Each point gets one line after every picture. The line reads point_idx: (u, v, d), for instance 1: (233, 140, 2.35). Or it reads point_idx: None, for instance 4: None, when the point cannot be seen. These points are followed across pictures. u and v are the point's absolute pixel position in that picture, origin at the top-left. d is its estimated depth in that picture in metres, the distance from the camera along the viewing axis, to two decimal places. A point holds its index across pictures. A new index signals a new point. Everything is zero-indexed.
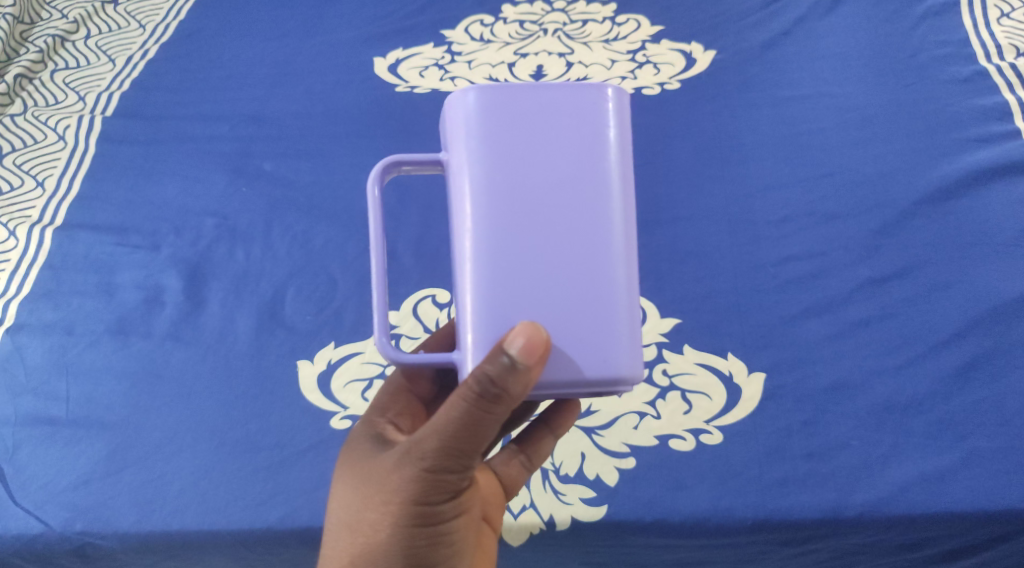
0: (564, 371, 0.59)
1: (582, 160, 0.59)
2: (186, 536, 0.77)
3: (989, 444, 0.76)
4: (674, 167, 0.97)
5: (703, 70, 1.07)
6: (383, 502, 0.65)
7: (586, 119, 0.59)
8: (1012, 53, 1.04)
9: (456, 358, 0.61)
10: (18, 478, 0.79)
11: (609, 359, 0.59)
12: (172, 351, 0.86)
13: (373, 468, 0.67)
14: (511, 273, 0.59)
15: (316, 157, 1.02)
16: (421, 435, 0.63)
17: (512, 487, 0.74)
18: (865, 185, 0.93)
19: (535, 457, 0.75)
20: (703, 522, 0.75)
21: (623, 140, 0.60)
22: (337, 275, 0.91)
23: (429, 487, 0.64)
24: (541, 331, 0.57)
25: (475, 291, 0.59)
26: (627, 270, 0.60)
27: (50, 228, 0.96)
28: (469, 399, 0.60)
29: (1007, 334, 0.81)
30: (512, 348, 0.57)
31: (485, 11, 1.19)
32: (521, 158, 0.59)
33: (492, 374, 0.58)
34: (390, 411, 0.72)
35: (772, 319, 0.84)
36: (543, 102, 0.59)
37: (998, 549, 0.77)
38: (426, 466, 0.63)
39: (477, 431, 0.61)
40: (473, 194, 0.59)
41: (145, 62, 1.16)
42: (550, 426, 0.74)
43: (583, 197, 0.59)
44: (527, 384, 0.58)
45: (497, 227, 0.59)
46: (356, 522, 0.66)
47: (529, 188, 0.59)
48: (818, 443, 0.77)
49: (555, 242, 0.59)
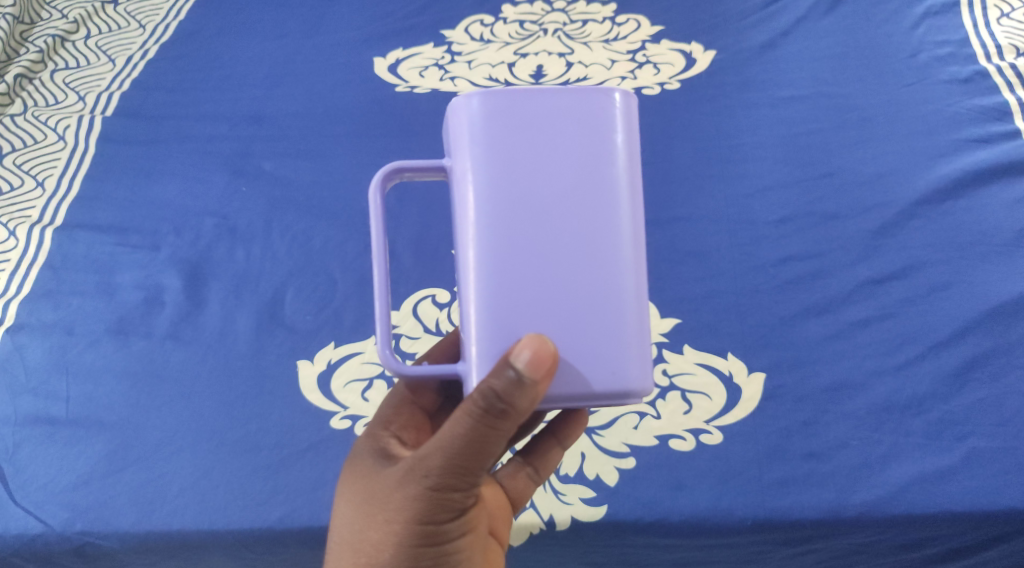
0: (571, 385, 0.59)
1: (589, 165, 0.59)
2: (187, 535, 0.77)
3: (989, 444, 0.76)
4: (673, 168, 0.97)
5: (703, 70, 1.07)
6: (387, 521, 0.65)
7: (593, 123, 0.59)
8: (1013, 53, 1.04)
9: (461, 370, 0.61)
10: (18, 478, 0.79)
11: (618, 371, 0.59)
12: (172, 351, 0.86)
13: (376, 485, 0.67)
14: (517, 283, 0.59)
15: (316, 157, 1.02)
16: (426, 452, 0.63)
17: (519, 500, 0.74)
18: (864, 185, 0.93)
19: (542, 469, 0.75)
20: (702, 522, 0.75)
21: (631, 145, 0.60)
22: (338, 275, 0.91)
23: (434, 505, 0.64)
24: (547, 344, 0.57)
25: (480, 300, 0.59)
26: (635, 278, 0.60)
27: (50, 228, 0.96)
28: (474, 415, 0.60)
29: (1006, 334, 0.81)
30: (518, 361, 0.57)
31: (485, 11, 1.19)
32: (526, 164, 0.59)
33: (498, 389, 0.58)
34: (393, 424, 0.72)
35: (772, 319, 0.84)
36: (548, 107, 0.59)
37: (997, 549, 0.77)
38: (431, 484, 0.63)
39: (483, 447, 0.62)
40: (477, 201, 0.59)
41: (145, 62, 1.16)
42: (558, 436, 0.75)
43: (589, 203, 0.59)
44: (534, 399, 0.58)
45: (501, 234, 0.59)
46: (358, 541, 0.66)
47: (534, 196, 0.59)
48: (817, 443, 0.77)
49: (561, 249, 0.59)
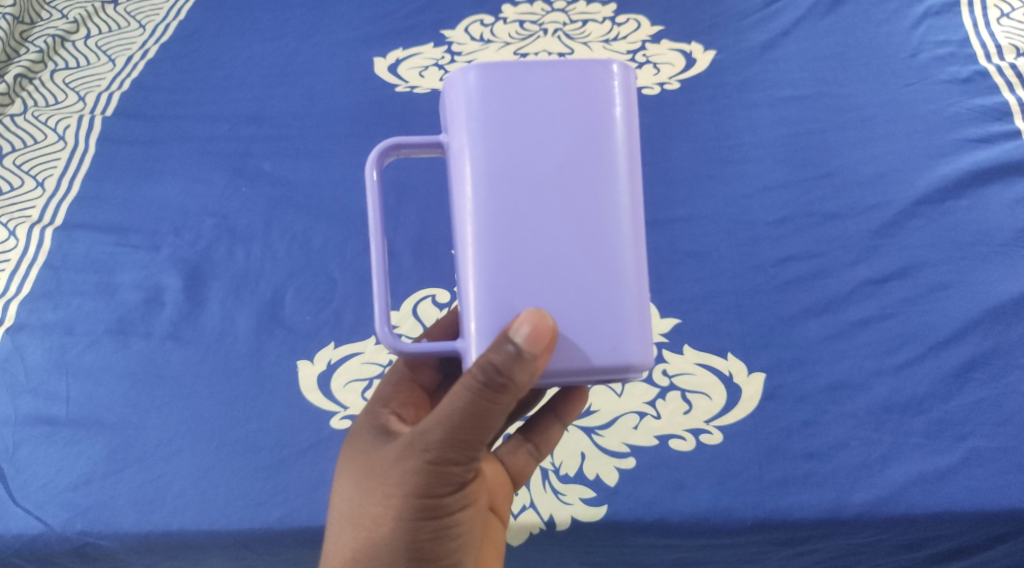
0: (571, 359, 0.59)
1: (587, 140, 0.59)
2: (186, 535, 0.77)
3: (989, 444, 0.76)
4: (673, 168, 0.97)
5: (703, 70, 1.07)
6: (386, 496, 0.65)
7: (592, 96, 0.59)
8: (1013, 53, 1.04)
9: (461, 347, 0.62)
10: (18, 478, 0.80)
11: (617, 345, 0.59)
12: (172, 351, 0.86)
13: (376, 460, 0.67)
14: (515, 259, 0.59)
15: (315, 156, 1.02)
16: (425, 427, 0.63)
17: (519, 477, 0.75)
18: (864, 185, 0.93)
19: (542, 447, 0.75)
20: (702, 522, 0.75)
21: (629, 120, 0.60)
22: (337, 274, 0.91)
23: (434, 479, 0.64)
24: (547, 319, 0.58)
25: (478, 277, 0.59)
26: (634, 251, 0.60)
27: (50, 228, 0.96)
28: (473, 389, 0.60)
29: (1006, 334, 0.81)
30: (518, 336, 0.57)
31: (485, 11, 1.19)
32: (523, 138, 0.59)
33: (498, 363, 0.58)
34: (393, 402, 0.72)
35: (772, 319, 0.84)
36: (545, 81, 0.59)
37: (997, 549, 0.77)
38: (430, 458, 0.63)
39: (483, 421, 0.61)
40: (475, 176, 0.59)
41: (145, 62, 1.16)
42: (558, 414, 0.75)
43: (588, 177, 0.59)
44: (533, 373, 0.58)
45: (499, 210, 0.59)
46: (358, 516, 0.67)
47: (532, 170, 0.59)
48: (817, 444, 0.77)
49: (560, 225, 0.59)
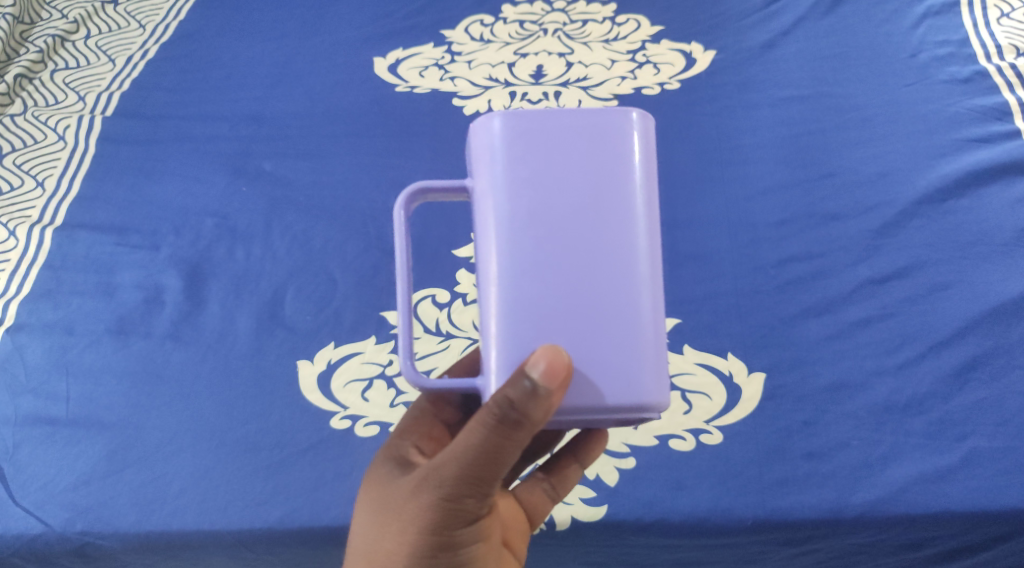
0: (588, 397, 0.58)
1: (610, 176, 0.59)
2: (186, 535, 0.77)
3: (989, 444, 0.76)
4: (673, 167, 0.97)
5: (703, 70, 1.07)
6: (401, 531, 0.65)
7: (612, 134, 0.59)
8: (1013, 53, 1.04)
9: (479, 380, 0.61)
10: (17, 478, 0.79)
11: (635, 386, 0.59)
12: (171, 351, 0.86)
13: (391, 494, 0.67)
14: (533, 298, 0.59)
15: (316, 157, 1.02)
16: (440, 462, 0.63)
17: (536, 516, 0.73)
18: (865, 185, 0.93)
19: (561, 485, 0.74)
20: (702, 522, 0.75)
21: (648, 155, 0.60)
22: (338, 275, 0.91)
23: (447, 516, 0.64)
24: (563, 356, 0.57)
25: (498, 319, 0.59)
26: (652, 292, 0.60)
27: (50, 228, 0.96)
28: (488, 424, 0.60)
29: (1007, 334, 0.81)
30: (533, 372, 0.57)
31: (485, 11, 1.19)
32: (544, 173, 0.59)
33: (512, 398, 0.58)
34: (413, 435, 0.72)
35: (772, 319, 0.84)
36: (565, 120, 0.59)
37: (998, 549, 0.77)
38: (444, 494, 0.63)
39: (498, 456, 0.62)
40: (496, 213, 0.59)
41: (145, 62, 1.16)
42: (579, 453, 0.74)
43: (609, 215, 0.59)
44: (548, 409, 0.58)
45: (519, 247, 0.59)
46: (373, 551, 0.67)
47: (555, 206, 0.59)
48: (816, 444, 0.77)
49: (581, 263, 0.58)
